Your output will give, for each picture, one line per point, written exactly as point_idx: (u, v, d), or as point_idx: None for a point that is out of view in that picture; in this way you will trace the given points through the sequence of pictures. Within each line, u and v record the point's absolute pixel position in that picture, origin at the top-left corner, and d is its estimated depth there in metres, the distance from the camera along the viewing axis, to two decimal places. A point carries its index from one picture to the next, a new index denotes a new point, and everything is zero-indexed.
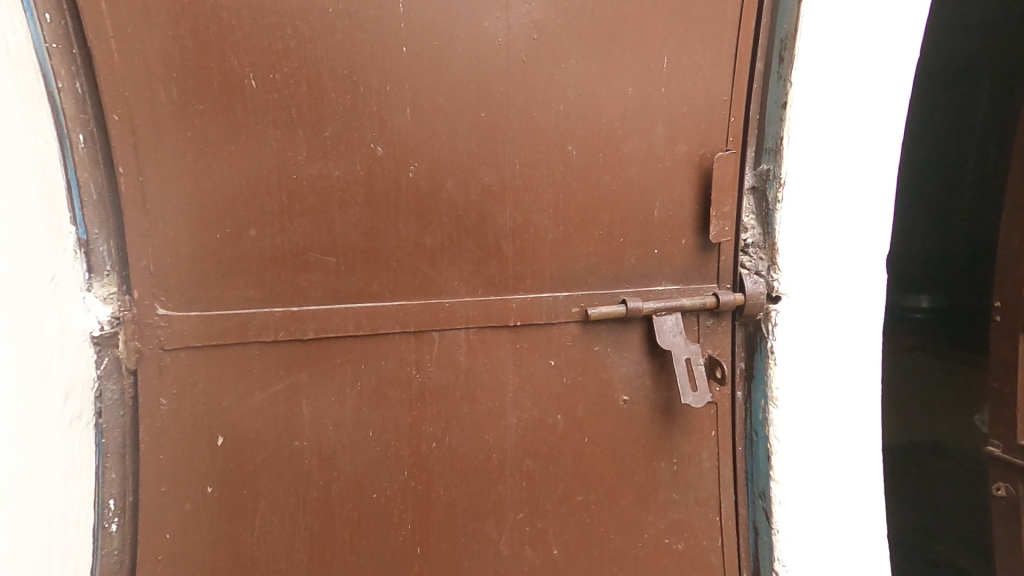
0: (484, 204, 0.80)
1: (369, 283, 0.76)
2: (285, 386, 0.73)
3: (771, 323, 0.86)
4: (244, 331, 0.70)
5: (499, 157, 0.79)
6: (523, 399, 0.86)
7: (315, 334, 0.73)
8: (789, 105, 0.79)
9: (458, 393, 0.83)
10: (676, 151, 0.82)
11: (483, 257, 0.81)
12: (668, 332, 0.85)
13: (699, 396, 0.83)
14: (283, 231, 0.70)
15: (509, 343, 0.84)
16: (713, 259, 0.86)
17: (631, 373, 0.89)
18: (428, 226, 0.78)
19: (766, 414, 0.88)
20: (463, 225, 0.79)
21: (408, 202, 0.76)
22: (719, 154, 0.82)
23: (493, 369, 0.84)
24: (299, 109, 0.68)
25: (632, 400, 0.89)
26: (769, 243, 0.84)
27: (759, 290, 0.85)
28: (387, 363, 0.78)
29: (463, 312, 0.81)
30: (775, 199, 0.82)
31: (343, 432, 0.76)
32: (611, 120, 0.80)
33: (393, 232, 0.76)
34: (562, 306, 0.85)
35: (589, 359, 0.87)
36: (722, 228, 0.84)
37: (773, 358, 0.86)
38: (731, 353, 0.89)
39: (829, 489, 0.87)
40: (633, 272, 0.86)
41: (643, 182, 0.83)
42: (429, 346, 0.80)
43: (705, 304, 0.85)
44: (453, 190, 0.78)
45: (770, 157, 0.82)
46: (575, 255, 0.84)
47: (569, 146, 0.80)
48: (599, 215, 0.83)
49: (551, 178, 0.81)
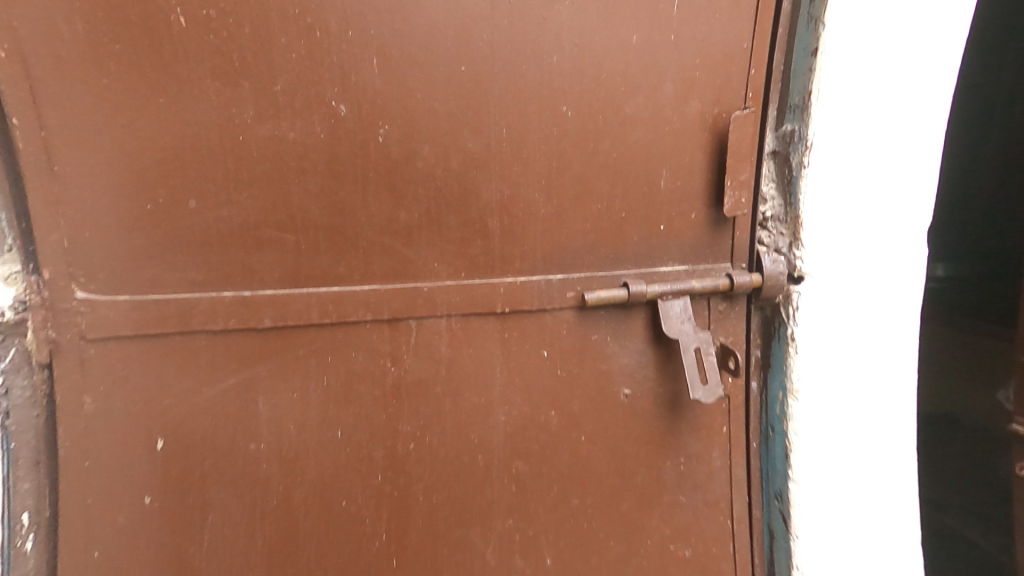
0: (466, 173, 0.70)
1: (334, 265, 0.68)
2: (241, 379, 0.65)
3: (791, 307, 0.76)
4: (186, 317, 0.61)
5: (482, 117, 0.69)
6: (512, 394, 0.79)
7: (272, 322, 0.66)
8: (821, 52, 0.67)
9: (438, 389, 0.75)
10: (687, 111, 0.71)
11: (466, 235, 0.72)
12: (675, 318, 0.77)
13: (710, 390, 0.74)
14: (229, 203, 0.62)
15: (497, 332, 0.77)
16: (727, 236, 0.77)
17: (634, 365, 0.81)
18: (401, 198, 0.69)
19: (784, 408, 0.79)
20: (442, 198, 0.70)
21: (377, 170, 0.67)
22: (736, 112, 0.71)
23: (478, 360, 0.77)
24: (242, 56, 0.58)
25: (634, 395, 0.81)
26: (790, 216, 0.73)
27: (778, 270, 0.75)
28: (357, 354, 0.71)
29: (443, 297, 0.73)
30: (798, 164, 0.71)
31: (308, 431, 0.69)
32: (613, 74, 0.69)
33: (362, 206, 0.67)
34: (556, 290, 0.77)
35: (587, 349, 0.80)
36: (739, 199, 0.74)
37: (793, 345, 0.76)
38: (744, 341, 0.80)
39: (855, 489, 0.78)
40: (636, 251, 0.77)
41: (648, 147, 0.72)
42: (405, 335, 0.73)
43: (718, 287, 0.76)
44: (429, 157, 0.68)
45: (795, 116, 0.70)
46: (570, 232, 0.75)
47: (564, 105, 0.70)
48: (598, 186, 0.74)
49: (543, 144, 0.71)
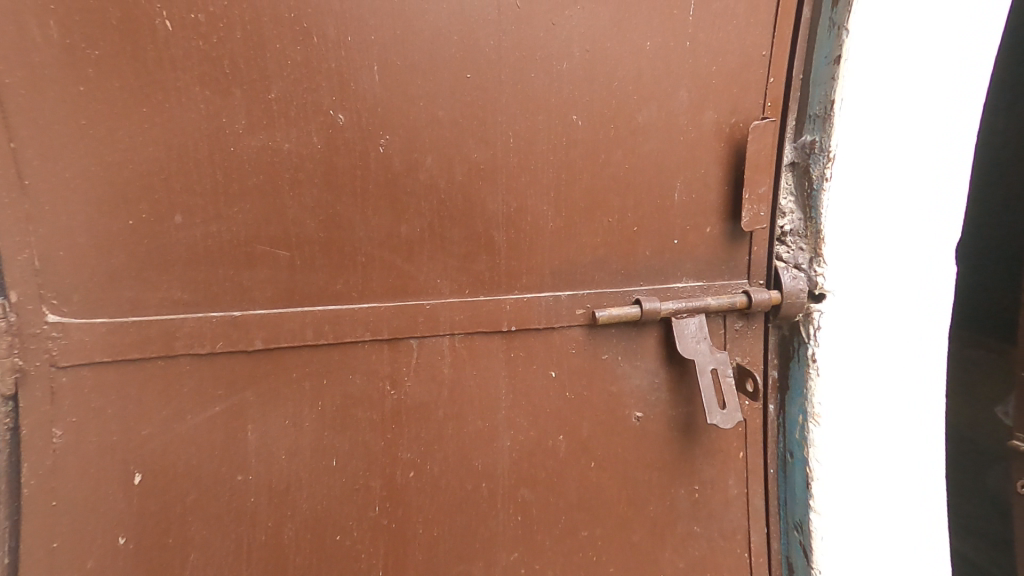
0: (471, 186, 0.68)
1: (331, 282, 0.65)
2: (229, 405, 0.61)
3: (812, 326, 0.72)
4: (170, 340, 0.57)
5: (488, 126, 0.66)
6: (518, 417, 0.76)
7: (264, 344, 0.62)
8: (844, 60, 0.64)
9: (440, 413, 0.73)
10: (703, 121, 0.68)
11: (470, 250, 0.70)
12: (690, 338, 0.73)
13: (729, 416, 0.70)
14: (218, 218, 0.58)
15: (502, 352, 0.74)
16: (744, 251, 0.73)
17: (646, 387, 0.78)
18: (404, 212, 0.67)
19: (806, 435, 0.74)
20: (446, 211, 0.68)
21: (378, 183, 0.65)
22: (755, 122, 0.68)
23: (481, 381, 0.74)
24: (232, 62, 0.55)
25: (646, 418, 0.78)
26: (811, 230, 0.69)
27: (799, 287, 0.71)
28: (354, 377, 0.68)
29: (447, 315, 0.71)
30: (819, 177, 0.67)
31: (300, 461, 0.65)
32: (626, 81, 0.66)
33: (363, 222, 0.65)
34: (564, 308, 0.74)
35: (595, 369, 0.77)
36: (758, 213, 0.70)
37: (815, 367, 0.72)
38: (761, 361, 0.76)
39: (879, 520, 0.74)
40: (648, 266, 0.74)
41: (662, 158, 0.69)
42: (406, 356, 0.71)
43: (734, 304, 0.72)
44: (433, 169, 0.66)
45: (816, 126, 0.67)
46: (579, 247, 0.72)
47: (574, 114, 0.67)
48: (608, 199, 0.71)
49: (551, 155, 0.68)
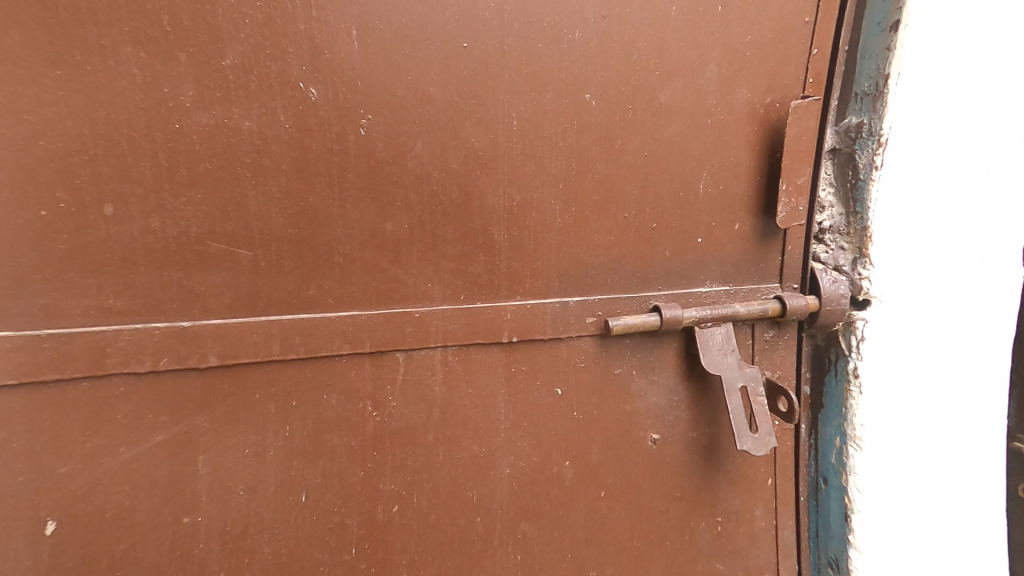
0: (469, 176, 0.60)
1: (304, 287, 0.57)
2: (177, 433, 0.51)
3: (855, 337, 0.63)
4: (101, 357, 0.47)
5: (488, 106, 0.59)
6: (519, 440, 0.67)
7: (220, 360, 0.53)
8: (902, 27, 0.56)
9: (431, 437, 0.64)
10: (734, 100, 0.61)
11: (467, 250, 0.62)
12: (715, 351, 0.64)
13: (763, 442, 0.61)
14: (161, 210, 0.48)
15: (502, 366, 0.66)
16: (776, 251, 0.65)
17: (664, 406, 0.69)
18: (389, 207, 0.58)
19: (845, 460, 0.65)
20: (439, 206, 0.60)
21: (360, 172, 0.56)
22: (795, 102, 0.59)
23: (478, 399, 0.66)
24: (181, 18, 0.46)
25: (663, 441, 0.69)
26: (854, 227, 0.61)
27: (840, 291, 0.62)
28: (330, 398, 0.59)
29: (439, 325, 0.63)
30: (866, 165, 0.59)
31: (262, 498, 0.56)
32: (645, 55, 0.59)
33: (341, 221, 0.57)
34: (572, 316, 0.65)
35: (606, 385, 0.68)
36: (796, 207, 0.62)
37: (856, 384, 0.63)
38: (793, 376, 0.67)
39: (928, 558, 0.65)
40: (668, 269, 0.66)
41: (683, 146, 0.62)
42: (391, 371, 0.62)
43: (767, 312, 0.63)
44: (424, 155, 0.58)
45: (864, 106, 0.59)
46: (590, 247, 0.64)
47: (587, 92, 0.60)
48: (623, 191, 0.63)
49: (560, 140, 0.61)
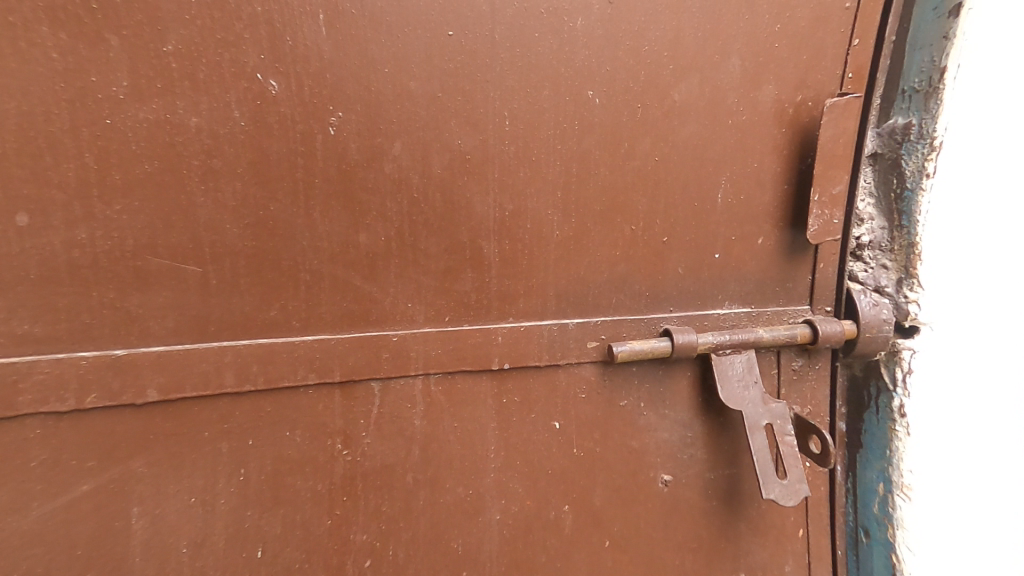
0: (455, 182, 0.53)
1: (264, 309, 0.49)
2: (108, 480, 0.44)
3: (900, 369, 0.54)
4: (13, 394, 0.41)
5: (477, 103, 0.52)
6: (511, 482, 0.59)
7: (161, 395, 0.45)
8: (962, 13, 0.49)
9: (410, 478, 0.56)
10: (757, 98, 0.54)
11: (453, 266, 0.55)
12: (735, 382, 0.56)
13: (793, 491, 0.53)
14: (92, 221, 0.42)
15: (492, 396, 0.58)
16: (805, 269, 0.57)
17: (676, 443, 0.61)
18: (363, 218, 0.51)
19: (890, 511, 0.56)
20: (421, 216, 0.53)
21: (329, 178, 0.49)
22: (831, 99, 0.52)
23: (465, 434, 0.58)
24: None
25: (675, 483, 0.61)
26: (898, 243, 0.54)
27: (882, 317, 0.53)
28: (293, 436, 0.52)
29: (421, 350, 0.56)
30: (914, 173, 0.52)
31: (210, 554, 0.48)
32: (656, 47, 0.53)
33: (308, 232, 0.50)
34: (572, 341, 0.58)
35: (611, 419, 0.60)
36: (830, 219, 0.54)
37: (902, 424, 0.55)
38: (826, 412, 0.58)
39: None
40: (681, 288, 0.58)
41: (698, 150, 0.55)
42: (364, 404, 0.55)
43: (795, 339, 0.55)
44: (403, 159, 0.51)
45: (912, 104, 0.52)
46: (592, 263, 0.57)
47: (589, 88, 0.53)
48: (630, 200, 0.56)
49: (558, 142, 0.54)
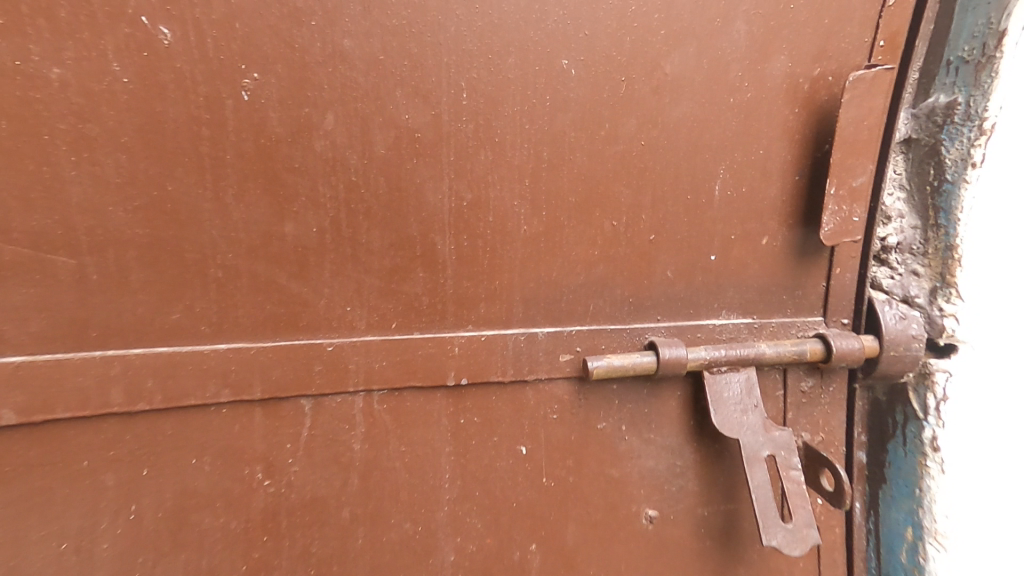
0: (402, 164, 0.45)
1: (163, 312, 0.41)
2: None
3: (931, 395, 0.46)
4: None
5: (427, 71, 0.44)
6: (469, 518, 0.51)
7: (22, 417, 0.37)
8: None
9: (347, 513, 0.47)
10: (766, 72, 0.45)
11: (401, 264, 0.46)
12: (731, 406, 0.47)
13: (799, 537, 0.44)
14: None
15: (447, 418, 0.50)
16: (818, 275, 0.48)
17: (664, 473, 0.52)
18: (289, 203, 0.43)
19: (920, 562, 0.48)
20: (361, 203, 0.45)
21: (243, 154, 0.41)
22: (857, 70, 0.43)
23: (415, 461, 0.49)
24: None
25: (662, 519, 0.52)
26: (932, 246, 0.45)
27: (911, 332, 0.45)
28: (201, 465, 0.43)
29: (361, 363, 0.47)
30: (955, 162, 0.44)
31: None
32: (643, 7, 0.44)
33: (219, 220, 0.42)
34: (542, 354, 0.49)
35: (586, 445, 0.51)
36: (849, 217, 0.45)
37: (936, 461, 0.46)
38: (843, 442, 0.50)
39: None
40: (671, 294, 0.49)
41: (692, 132, 0.46)
42: (291, 426, 0.46)
43: (802, 356, 0.47)
44: (337, 134, 0.43)
45: (957, 79, 0.44)
46: (567, 263, 0.48)
47: (563, 55, 0.45)
48: (611, 190, 0.47)
49: (526, 121, 0.46)
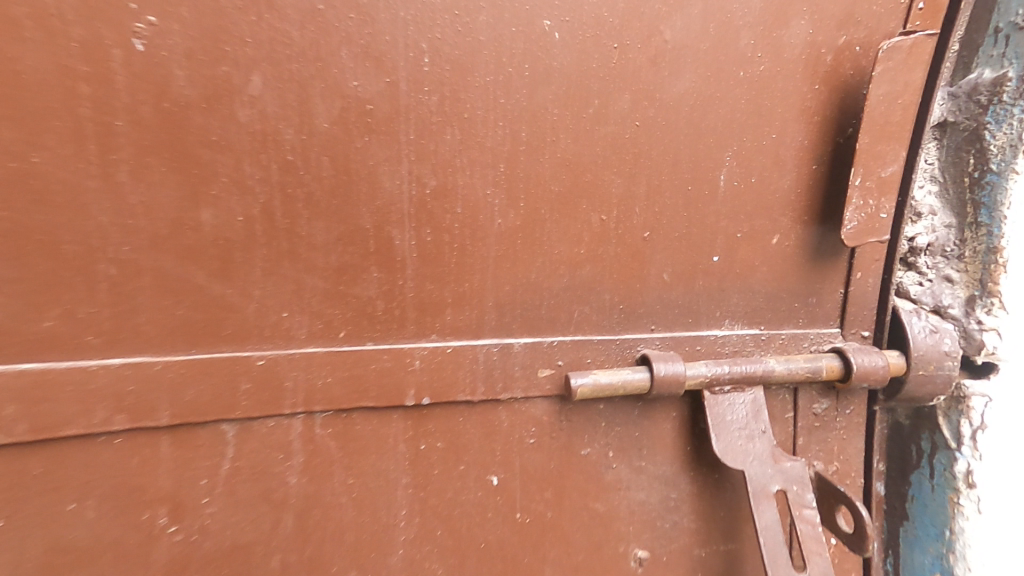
0: (347, 139, 0.37)
1: (31, 318, 0.32)
2: None
3: (967, 424, 0.41)
4: None
5: (379, 26, 0.36)
6: (428, 562, 0.43)
7: None
8: None
9: (277, 561, 0.39)
10: (783, 40, 0.38)
11: (347, 262, 0.38)
12: (734, 432, 0.41)
13: None
14: None
15: (404, 445, 0.42)
16: (835, 280, 0.42)
17: (657, 507, 0.45)
18: (202, 184, 0.35)
19: None
20: (296, 186, 0.36)
21: (140, 120, 0.33)
22: (891, 39, 0.37)
23: (363, 497, 0.41)
24: None
25: (653, 559, 0.45)
26: (970, 247, 0.41)
27: (944, 349, 0.39)
28: (86, 507, 0.34)
29: (298, 381, 0.38)
30: (1000, 149, 0.40)
31: None
32: None
33: (110, 203, 0.33)
34: (517, 370, 0.42)
35: (568, 475, 0.44)
36: (877, 213, 0.39)
37: (969, 499, 0.41)
38: (860, 470, 0.44)
39: None
40: (668, 302, 0.42)
41: (695, 111, 0.39)
42: (207, 459, 0.37)
43: (817, 374, 0.40)
44: (264, 99, 0.35)
45: (1005, 52, 0.40)
46: (547, 264, 0.41)
47: (545, 15, 0.37)
48: (600, 179, 0.40)
49: (500, 93, 0.38)
